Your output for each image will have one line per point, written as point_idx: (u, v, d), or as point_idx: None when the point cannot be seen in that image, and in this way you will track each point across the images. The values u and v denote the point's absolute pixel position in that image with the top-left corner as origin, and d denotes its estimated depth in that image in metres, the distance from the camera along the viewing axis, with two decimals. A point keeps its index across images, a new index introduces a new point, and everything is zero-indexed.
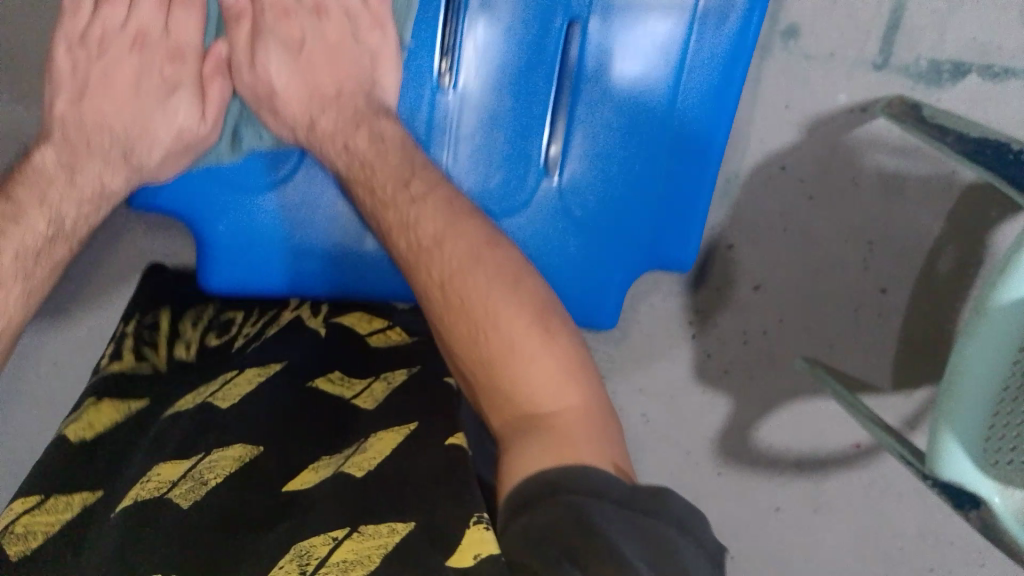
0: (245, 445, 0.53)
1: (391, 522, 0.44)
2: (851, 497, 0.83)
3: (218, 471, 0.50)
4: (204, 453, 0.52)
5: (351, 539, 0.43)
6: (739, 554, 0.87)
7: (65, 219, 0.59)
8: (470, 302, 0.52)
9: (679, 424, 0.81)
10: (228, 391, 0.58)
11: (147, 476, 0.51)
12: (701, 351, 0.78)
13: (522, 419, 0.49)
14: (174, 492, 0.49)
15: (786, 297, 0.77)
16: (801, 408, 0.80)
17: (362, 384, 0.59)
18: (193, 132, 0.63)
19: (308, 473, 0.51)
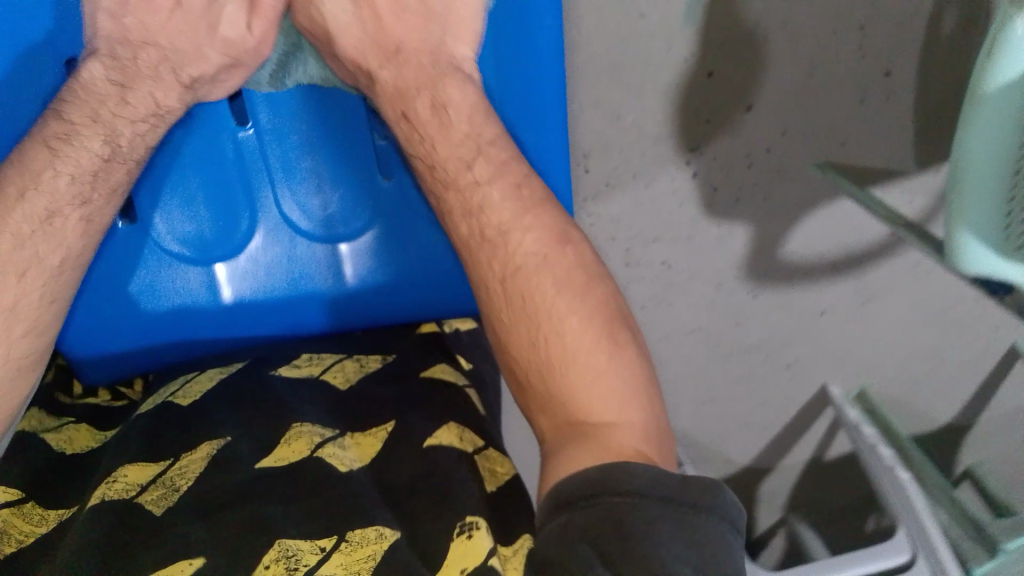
0: (210, 441, 0.53)
1: (377, 527, 0.48)
2: (892, 278, 0.82)
3: (187, 475, 0.51)
4: (171, 460, 0.52)
5: (340, 550, 0.46)
6: (794, 361, 0.87)
7: (118, 136, 0.55)
8: (528, 299, 0.47)
9: (703, 260, 0.78)
10: (190, 388, 0.59)
11: (113, 476, 0.51)
12: (706, 187, 0.74)
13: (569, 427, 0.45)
14: (143, 498, 0.49)
15: (781, 108, 0.71)
16: (825, 213, 0.77)
17: (331, 360, 0.61)
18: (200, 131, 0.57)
19: (283, 450, 0.52)
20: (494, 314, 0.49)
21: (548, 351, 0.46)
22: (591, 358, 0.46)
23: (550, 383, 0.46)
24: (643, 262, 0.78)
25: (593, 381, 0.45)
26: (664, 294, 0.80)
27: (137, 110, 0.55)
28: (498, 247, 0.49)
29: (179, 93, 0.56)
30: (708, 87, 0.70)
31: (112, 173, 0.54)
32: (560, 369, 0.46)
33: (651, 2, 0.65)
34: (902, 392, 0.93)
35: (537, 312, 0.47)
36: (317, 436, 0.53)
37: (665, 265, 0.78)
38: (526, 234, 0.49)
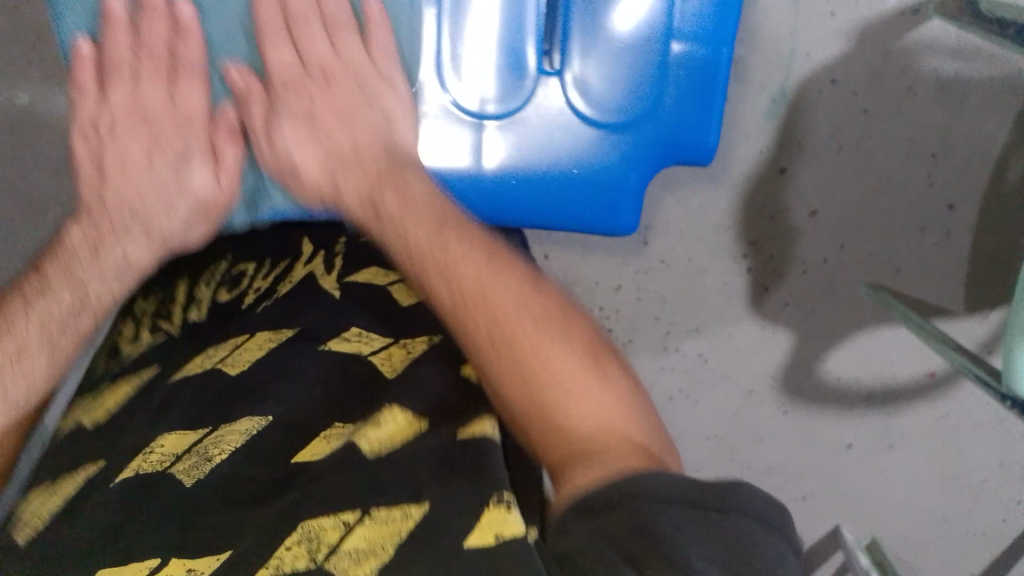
0: (253, 417, 0.49)
1: (405, 505, 0.40)
2: (925, 426, 0.80)
3: (223, 446, 0.48)
4: (211, 427, 0.50)
5: (362, 523, 0.40)
6: (812, 494, 0.84)
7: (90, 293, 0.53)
8: (498, 316, 0.44)
9: (739, 362, 0.77)
10: (238, 357, 0.55)
11: (151, 445, 0.50)
12: (757, 285, 0.74)
13: (564, 459, 0.39)
14: (178, 468, 0.48)
15: (842, 221, 0.72)
16: (869, 338, 0.76)
17: (381, 342, 0.53)
18: (210, 196, 0.56)
19: (320, 444, 0.47)
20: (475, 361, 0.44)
21: (565, 421, 0.40)
22: (578, 378, 0.41)
23: (535, 400, 0.40)
24: (682, 352, 0.77)
25: (582, 398, 0.40)
26: (693, 388, 0.79)
27: (108, 267, 0.54)
28: (457, 272, 0.46)
29: (178, 211, 0.56)
30: (777, 184, 0.71)
31: (78, 323, 0.52)
32: (540, 393, 0.40)
33: (736, 89, 0.68)
34: (911, 550, 0.89)
35: (510, 350, 0.42)
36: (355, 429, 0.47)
37: (702, 358, 0.77)
38: (472, 264, 0.47)
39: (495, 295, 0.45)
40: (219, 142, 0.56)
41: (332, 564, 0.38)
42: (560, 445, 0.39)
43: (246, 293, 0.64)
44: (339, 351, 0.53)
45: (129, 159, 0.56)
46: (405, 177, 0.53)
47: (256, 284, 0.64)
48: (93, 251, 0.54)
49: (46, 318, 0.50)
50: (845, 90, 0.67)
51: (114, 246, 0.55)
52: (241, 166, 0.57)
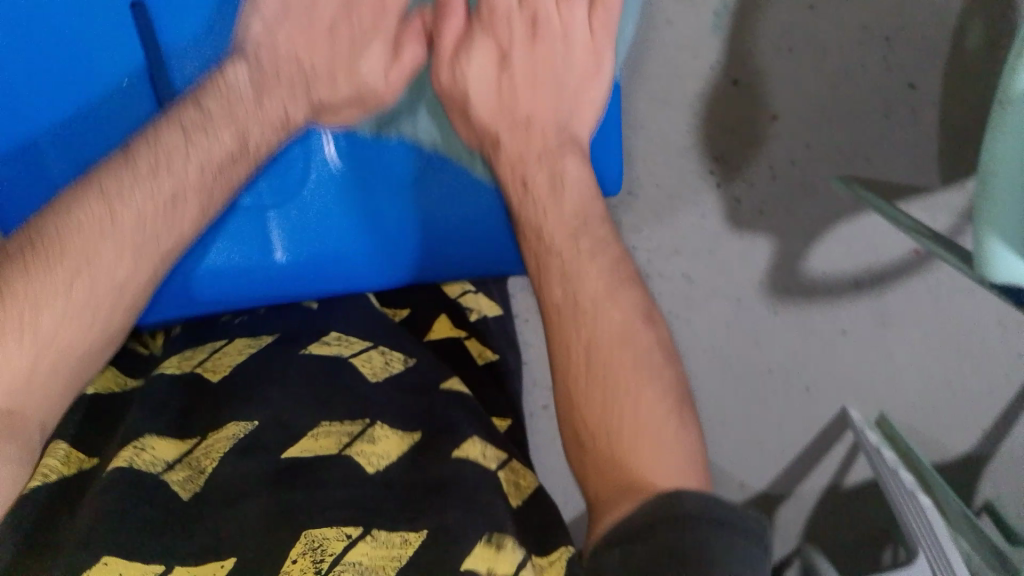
0: (240, 422, 0.51)
1: (403, 531, 0.46)
2: (917, 302, 0.81)
3: (213, 454, 0.49)
4: (199, 437, 0.51)
5: (363, 541, 0.45)
6: (815, 384, 0.85)
7: (188, 175, 0.51)
8: (613, 374, 0.46)
9: (723, 275, 0.77)
10: (217, 363, 0.58)
11: (138, 445, 0.49)
12: (729, 198, 0.73)
13: (621, 491, 0.42)
14: (168, 477, 0.48)
15: (804, 120, 0.71)
16: (849, 228, 0.76)
17: (361, 345, 0.59)
18: (372, 89, 0.57)
19: (310, 442, 0.51)
20: (568, 389, 0.47)
21: (626, 473, 0.42)
22: (657, 431, 0.44)
23: (613, 447, 0.44)
24: (664, 274, 0.77)
25: (662, 457, 0.42)
26: (683, 307, 0.79)
27: (207, 153, 0.52)
28: (591, 317, 0.48)
29: (307, 111, 0.56)
30: (733, 95, 0.69)
31: (234, 171, 0.54)
32: (628, 455, 0.43)
33: (680, 8, 0.66)
34: (918, 417, 0.90)
35: (618, 387, 0.45)
36: (346, 435, 0.52)
37: (686, 278, 0.77)
38: (612, 312, 0.48)
39: (610, 306, 0.48)
40: (402, 41, 0.57)
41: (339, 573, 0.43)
42: (620, 478, 0.42)
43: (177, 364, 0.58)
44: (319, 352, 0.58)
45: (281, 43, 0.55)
46: (564, 157, 0.55)
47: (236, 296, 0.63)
48: (240, 112, 0.53)
49: (149, 195, 0.49)
50: None
51: (171, 176, 0.50)
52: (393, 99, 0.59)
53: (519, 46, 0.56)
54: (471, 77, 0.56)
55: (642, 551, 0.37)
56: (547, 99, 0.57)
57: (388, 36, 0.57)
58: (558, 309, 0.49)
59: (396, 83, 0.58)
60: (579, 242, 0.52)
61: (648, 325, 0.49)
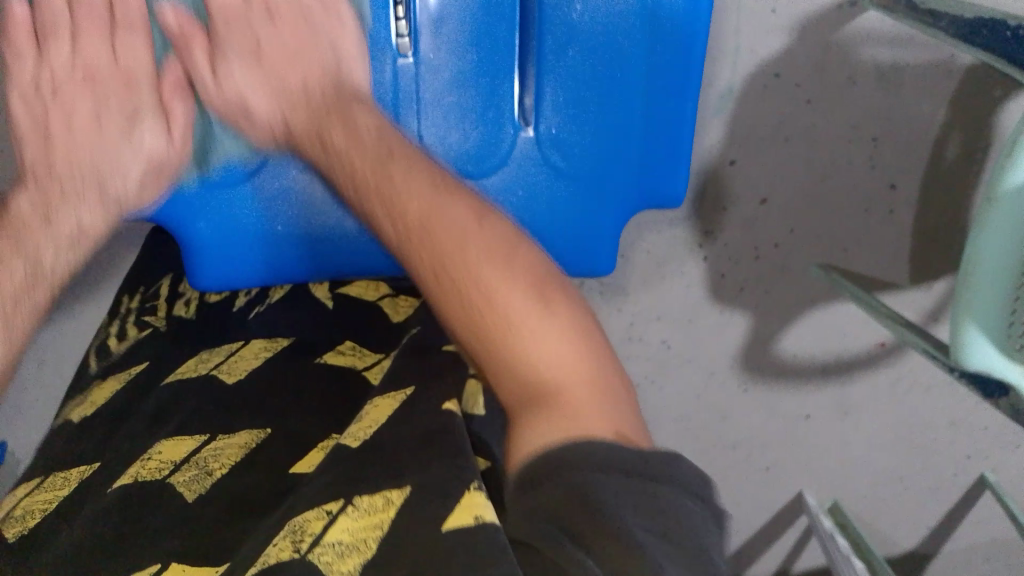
0: (252, 431, 0.53)
1: (386, 493, 0.44)
2: (877, 394, 0.84)
3: (223, 461, 0.51)
4: (208, 438, 0.53)
5: (345, 513, 0.44)
6: (775, 465, 0.88)
7: (44, 263, 0.56)
8: (461, 276, 0.47)
9: (700, 347, 0.80)
10: (235, 365, 0.58)
11: (148, 454, 0.52)
12: (714, 273, 0.77)
13: (525, 394, 0.44)
14: (176, 480, 0.50)
15: (791, 205, 0.75)
16: (822, 314, 0.79)
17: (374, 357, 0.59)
18: (163, 155, 0.60)
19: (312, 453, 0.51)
20: (431, 299, 0.48)
21: (522, 368, 0.45)
22: (528, 318, 0.45)
23: (486, 344, 0.46)
24: (644, 339, 0.79)
25: (535, 340, 0.45)
26: (660, 373, 0.81)
27: (60, 232, 0.58)
28: (430, 240, 0.49)
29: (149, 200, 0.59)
30: (729, 175, 0.74)
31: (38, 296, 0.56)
32: (502, 336, 0.45)
33: None
34: (868, 508, 0.93)
35: (468, 281, 0.47)
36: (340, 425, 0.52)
37: (665, 345, 0.80)
38: (450, 219, 0.49)
39: (486, 262, 0.48)
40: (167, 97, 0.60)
41: (318, 554, 0.41)
42: (515, 383, 0.45)
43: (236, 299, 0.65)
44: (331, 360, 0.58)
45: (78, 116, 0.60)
46: (350, 112, 0.57)
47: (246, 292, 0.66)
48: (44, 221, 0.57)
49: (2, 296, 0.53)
50: (791, 81, 0.69)
51: (68, 216, 0.58)
52: (190, 118, 0.61)
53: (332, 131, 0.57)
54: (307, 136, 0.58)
55: (554, 492, 0.38)
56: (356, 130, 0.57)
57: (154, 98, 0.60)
58: (402, 242, 0.50)
59: (181, 143, 0.60)
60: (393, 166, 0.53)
61: (490, 229, 0.50)
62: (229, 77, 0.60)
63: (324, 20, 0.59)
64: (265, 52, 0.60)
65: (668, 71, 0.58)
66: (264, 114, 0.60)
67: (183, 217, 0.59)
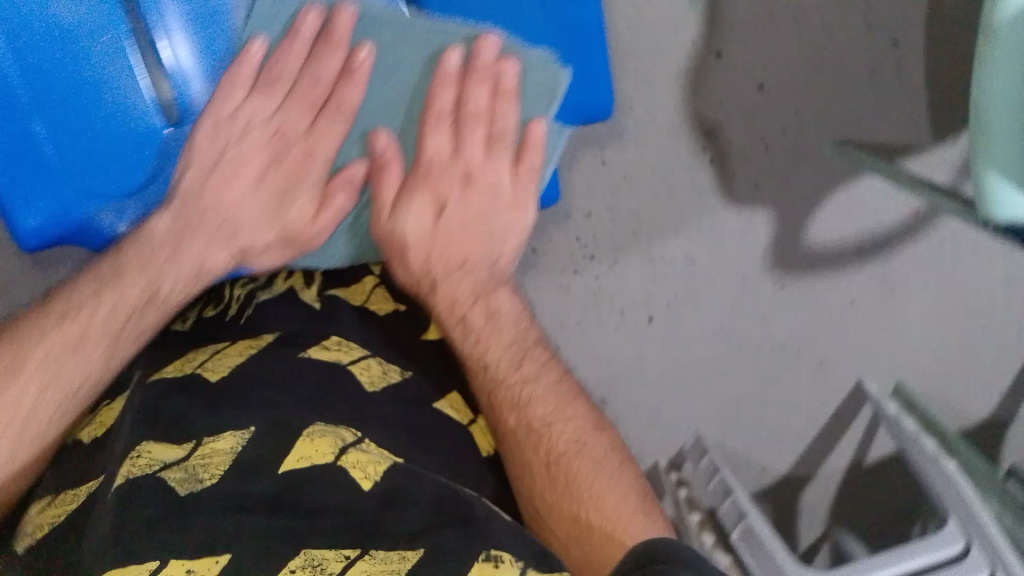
0: (234, 433, 0.41)
1: (400, 548, 0.37)
2: (920, 265, 0.80)
3: (215, 464, 0.39)
4: (194, 443, 0.40)
5: (363, 559, 0.37)
6: (828, 358, 0.84)
7: (162, 286, 0.49)
8: (534, 425, 0.47)
9: (725, 253, 0.76)
10: (218, 362, 0.47)
11: (133, 453, 0.39)
12: (725, 173, 0.73)
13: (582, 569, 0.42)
14: (165, 476, 0.38)
15: (792, 85, 0.70)
16: (847, 194, 0.75)
17: (360, 353, 0.50)
18: (302, 226, 0.51)
19: (305, 447, 0.41)
20: (502, 433, 0.48)
21: (582, 518, 0.44)
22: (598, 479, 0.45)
23: (545, 495, 0.45)
24: (666, 258, 0.75)
25: (603, 496, 0.44)
26: (690, 292, 0.77)
27: (180, 271, 0.49)
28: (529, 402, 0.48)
29: (227, 256, 0.51)
30: (718, 68, 0.69)
31: (149, 320, 0.48)
32: (570, 483, 0.45)
33: None
34: (936, 387, 0.88)
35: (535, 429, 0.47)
36: (340, 441, 0.42)
37: (688, 259, 0.75)
38: (546, 377, 0.50)
39: (562, 418, 0.48)
40: (332, 187, 0.50)
41: None
42: (575, 558, 0.43)
43: (230, 308, 0.54)
44: (317, 355, 0.49)
45: (239, 174, 0.50)
46: (495, 294, 0.52)
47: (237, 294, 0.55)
48: (173, 253, 0.49)
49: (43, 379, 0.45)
50: None
51: (132, 280, 0.48)
52: (350, 208, 0.51)
53: (457, 200, 0.50)
54: (404, 224, 0.50)
55: None
56: (471, 244, 0.51)
57: (321, 175, 0.51)
58: (499, 378, 0.49)
59: (327, 227, 0.51)
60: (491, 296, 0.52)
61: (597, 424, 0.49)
62: (405, 217, 0.50)
63: (511, 213, 0.52)
64: (448, 217, 0.51)
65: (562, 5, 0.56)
66: (385, 189, 0.50)
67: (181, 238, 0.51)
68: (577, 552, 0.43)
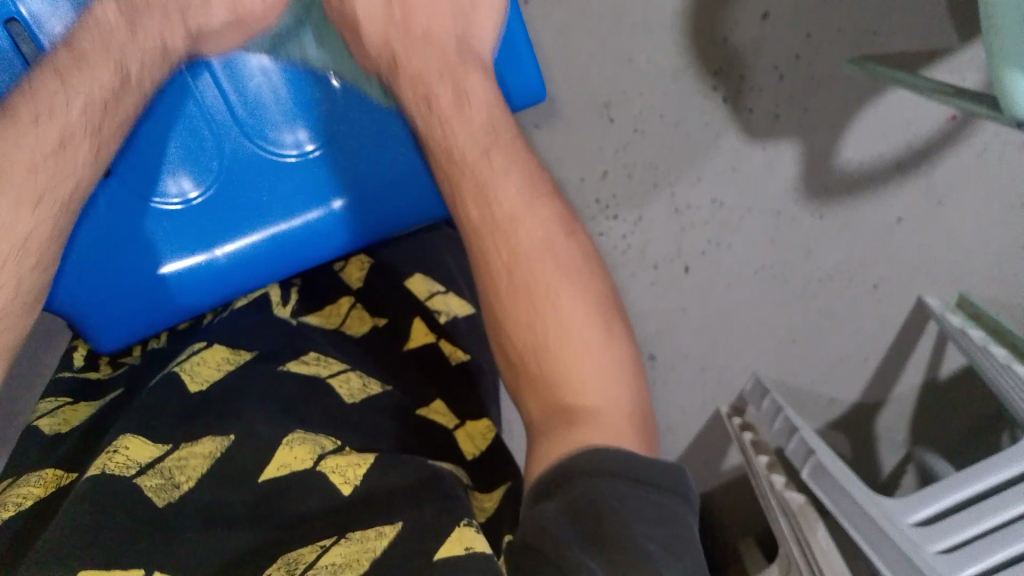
0: (213, 437, 0.45)
1: (377, 526, 0.41)
2: (969, 169, 0.76)
3: (191, 470, 0.43)
4: (171, 445, 0.44)
5: (339, 544, 0.40)
6: (882, 280, 0.81)
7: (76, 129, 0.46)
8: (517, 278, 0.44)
9: (756, 191, 0.74)
10: (196, 370, 0.50)
11: (111, 448, 0.42)
12: (740, 110, 0.70)
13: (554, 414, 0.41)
14: (142, 481, 0.41)
15: (797, 9, 0.67)
16: (877, 110, 0.72)
17: (339, 366, 0.53)
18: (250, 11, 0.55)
19: (286, 455, 0.45)
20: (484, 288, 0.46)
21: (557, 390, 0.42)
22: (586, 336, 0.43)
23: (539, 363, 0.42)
24: (693, 205, 0.74)
25: (592, 377, 0.42)
26: (722, 233, 0.76)
27: (88, 94, 0.47)
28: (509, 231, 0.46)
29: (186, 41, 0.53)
30: (713, 4, 0.66)
31: (119, 106, 0.49)
32: (556, 354, 0.42)
33: None
34: (1003, 291, 0.85)
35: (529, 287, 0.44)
36: (320, 544, 0.40)
37: (716, 203, 0.74)
38: (530, 224, 0.46)
39: (529, 215, 0.46)
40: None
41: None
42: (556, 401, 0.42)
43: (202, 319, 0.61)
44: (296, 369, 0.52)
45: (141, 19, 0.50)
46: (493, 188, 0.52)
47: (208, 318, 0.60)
48: (76, 65, 0.47)
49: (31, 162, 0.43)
50: None
51: (50, 91, 0.45)
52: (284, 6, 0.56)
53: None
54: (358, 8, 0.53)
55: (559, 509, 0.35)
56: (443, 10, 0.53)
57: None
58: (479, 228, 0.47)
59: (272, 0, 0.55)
60: (492, 155, 0.49)
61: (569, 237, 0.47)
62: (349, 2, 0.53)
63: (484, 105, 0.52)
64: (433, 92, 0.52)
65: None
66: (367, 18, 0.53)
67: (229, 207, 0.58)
68: (549, 398, 0.42)
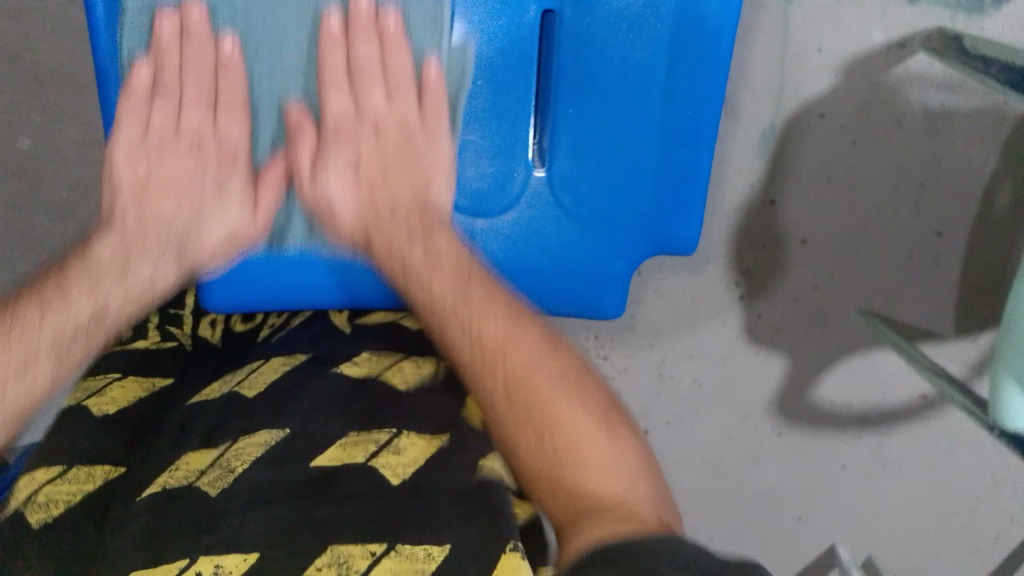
0: (271, 430, 0.49)
1: (428, 544, 0.42)
2: (918, 449, 0.81)
3: (244, 458, 0.48)
4: (230, 441, 0.49)
5: (389, 557, 0.42)
6: (806, 516, 0.86)
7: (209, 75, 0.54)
8: (486, 337, 0.47)
9: (733, 388, 0.80)
10: (254, 379, 0.55)
11: (175, 464, 0.49)
12: (750, 313, 0.76)
13: (545, 469, 0.43)
14: (202, 480, 0.46)
15: (833, 248, 0.73)
16: (861, 362, 0.77)
17: (388, 362, 0.56)
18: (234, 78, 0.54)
19: (338, 452, 0.48)
20: (460, 363, 0.48)
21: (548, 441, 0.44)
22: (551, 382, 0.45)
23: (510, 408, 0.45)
24: (675, 377, 0.79)
25: (565, 419, 0.44)
26: (689, 415, 0.81)
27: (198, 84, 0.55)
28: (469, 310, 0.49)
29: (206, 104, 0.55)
30: (769, 215, 0.73)
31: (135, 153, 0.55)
32: (532, 407, 0.45)
33: (724, 124, 0.70)
34: (908, 566, 0.89)
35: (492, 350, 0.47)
36: (373, 443, 0.48)
37: (696, 383, 0.80)
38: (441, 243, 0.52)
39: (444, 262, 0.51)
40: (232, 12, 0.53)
41: None
42: (539, 459, 0.44)
43: (259, 330, 0.63)
44: (349, 372, 0.55)
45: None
46: (432, 235, 0.53)
47: (270, 320, 0.64)
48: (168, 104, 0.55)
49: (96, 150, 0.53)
50: (835, 122, 0.69)
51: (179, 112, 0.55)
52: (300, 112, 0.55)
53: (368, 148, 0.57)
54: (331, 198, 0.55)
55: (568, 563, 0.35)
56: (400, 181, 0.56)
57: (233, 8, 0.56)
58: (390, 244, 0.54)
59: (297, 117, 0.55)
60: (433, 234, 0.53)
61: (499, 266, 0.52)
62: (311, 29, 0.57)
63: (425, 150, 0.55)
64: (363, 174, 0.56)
65: (680, 154, 0.57)
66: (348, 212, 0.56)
67: (226, 286, 0.57)
68: (502, 389, 0.45)
